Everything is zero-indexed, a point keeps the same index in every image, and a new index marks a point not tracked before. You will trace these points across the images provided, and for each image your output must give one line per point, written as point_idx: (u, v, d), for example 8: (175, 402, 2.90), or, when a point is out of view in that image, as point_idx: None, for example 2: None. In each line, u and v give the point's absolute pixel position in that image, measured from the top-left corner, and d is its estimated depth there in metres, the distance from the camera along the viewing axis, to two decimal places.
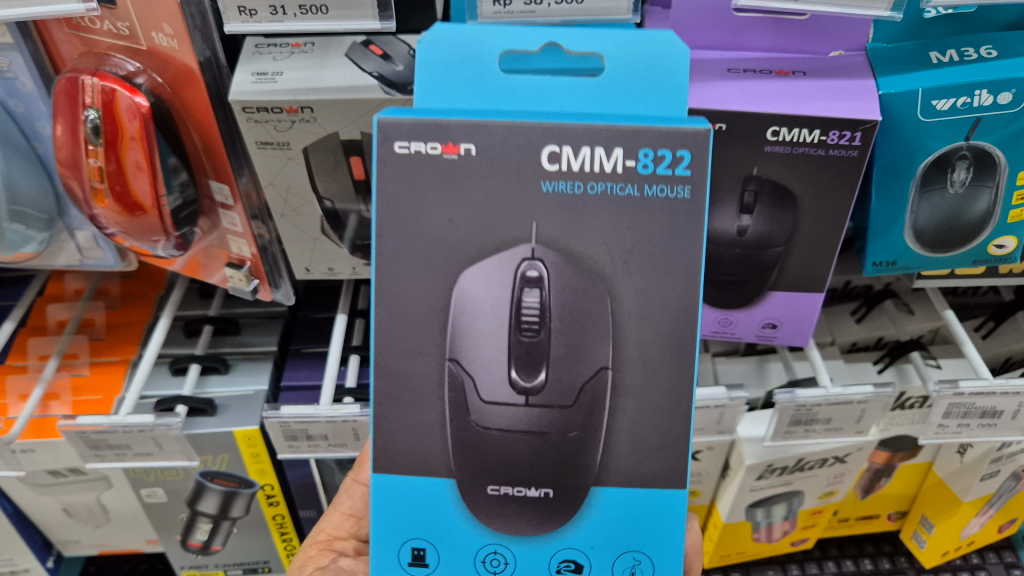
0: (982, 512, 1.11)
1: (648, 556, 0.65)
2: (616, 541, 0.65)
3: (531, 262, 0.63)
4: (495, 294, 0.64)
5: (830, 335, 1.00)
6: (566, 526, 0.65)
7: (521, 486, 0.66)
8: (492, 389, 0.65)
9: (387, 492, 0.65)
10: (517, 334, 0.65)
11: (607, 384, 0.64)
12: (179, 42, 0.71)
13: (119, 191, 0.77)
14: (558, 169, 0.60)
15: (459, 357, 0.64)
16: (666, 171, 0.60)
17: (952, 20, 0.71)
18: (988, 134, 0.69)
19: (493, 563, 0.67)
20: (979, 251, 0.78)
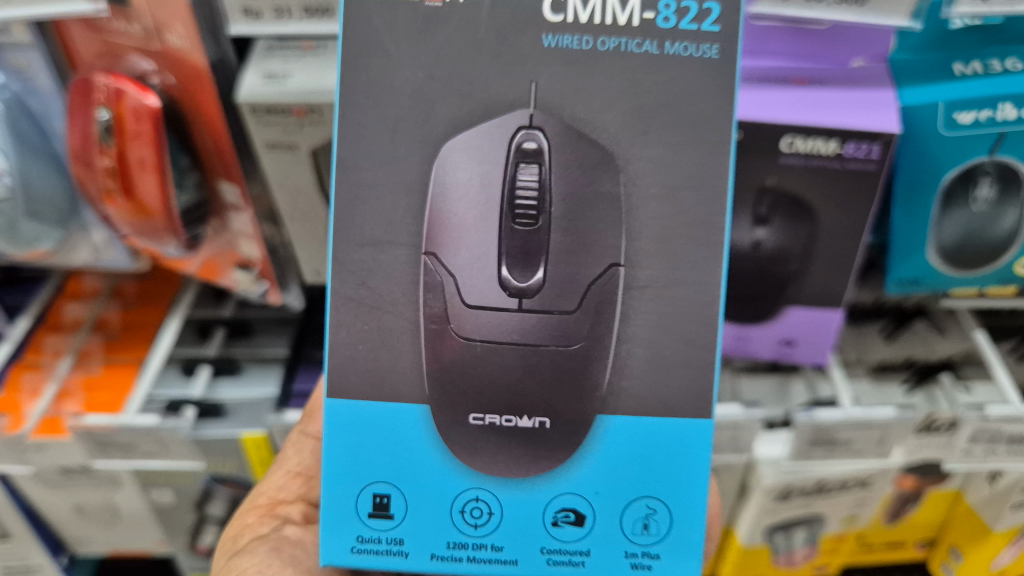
0: (1014, 543, 1.06)
1: (663, 506, 0.62)
2: (627, 486, 0.62)
3: (530, 133, 0.60)
4: (483, 173, 0.61)
5: (855, 354, 0.95)
6: (571, 463, 0.62)
7: (511, 416, 0.62)
8: (477, 294, 0.62)
9: (340, 427, 0.62)
10: (511, 221, 0.61)
11: (618, 282, 0.60)
12: (191, 42, 0.71)
13: (127, 192, 0.77)
14: (564, 20, 0.59)
15: (434, 250, 0.61)
16: (690, 25, 0.59)
17: (979, 31, 0.68)
18: (1013, 149, 0.67)
19: (476, 514, 0.63)
20: (1005, 272, 0.75)
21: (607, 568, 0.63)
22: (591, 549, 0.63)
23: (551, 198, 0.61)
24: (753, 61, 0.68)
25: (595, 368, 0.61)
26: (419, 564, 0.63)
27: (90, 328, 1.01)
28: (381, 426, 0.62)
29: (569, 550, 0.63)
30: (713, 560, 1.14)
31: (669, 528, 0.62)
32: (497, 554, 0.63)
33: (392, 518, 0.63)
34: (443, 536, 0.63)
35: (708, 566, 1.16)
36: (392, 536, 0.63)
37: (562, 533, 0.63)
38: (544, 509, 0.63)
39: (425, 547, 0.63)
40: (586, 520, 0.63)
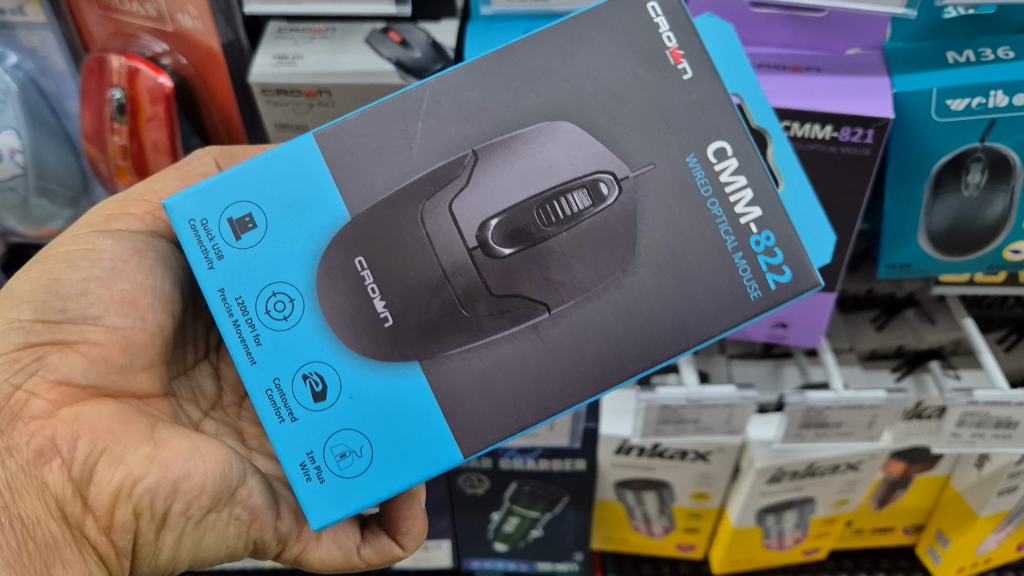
0: (999, 528, 1.09)
1: (370, 448, 0.57)
2: (374, 425, 0.57)
3: (605, 176, 0.58)
4: (560, 163, 0.59)
5: (848, 341, 0.98)
6: (403, 364, 0.57)
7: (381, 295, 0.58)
8: (463, 208, 0.58)
9: (294, 160, 0.59)
10: (535, 206, 0.58)
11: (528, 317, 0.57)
12: (203, 24, 0.72)
13: (139, 168, 0.79)
14: (723, 167, 0.57)
15: (478, 152, 0.58)
16: (765, 260, 0.56)
17: (971, 21, 0.71)
18: (1004, 137, 0.69)
19: (273, 316, 0.59)
20: (994, 257, 0.77)
21: (293, 452, 0.58)
22: (301, 418, 0.58)
23: (571, 224, 0.58)
24: (753, 49, 0.72)
25: (455, 335, 0.58)
26: (205, 282, 0.59)
27: None
28: (299, 196, 0.59)
29: (289, 404, 0.58)
30: (705, 542, 1.16)
31: (362, 469, 0.57)
32: (254, 345, 0.58)
33: (239, 240, 0.59)
34: (253, 290, 0.59)
35: (700, 547, 1.18)
36: (219, 246, 0.59)
37: (298, 388, 0.58)
38: (305, 361, 0.58)
39: (221, 284, 0.59)
40: (328, 394, 0.58)
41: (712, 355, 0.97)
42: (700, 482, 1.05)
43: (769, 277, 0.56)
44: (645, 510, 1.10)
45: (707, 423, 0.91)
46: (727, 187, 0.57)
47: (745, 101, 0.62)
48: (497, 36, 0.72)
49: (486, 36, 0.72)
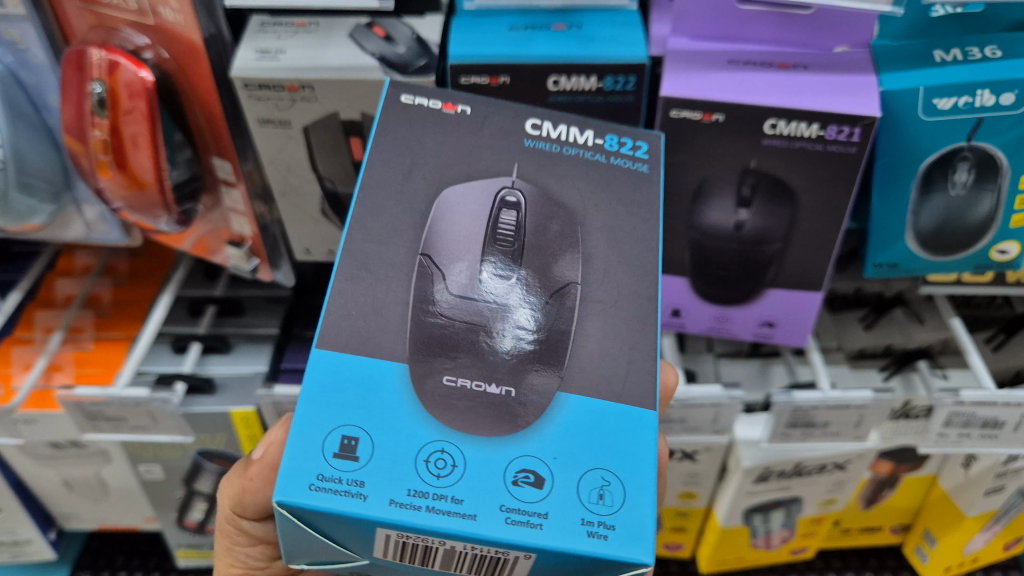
0: (986, 528, 1.09)
1: (617, 477, 0.53)
2: (579, 454, 0.54)
3: (510, 189, 0.59)
4: (469, 209, 0.59)
5: (836, 341, 0.97)
6: (526, 433, 0.54)
7: (480, 382, 0.55)
8: (459, 289, 0.57)
9: (331, 382, 0.53)
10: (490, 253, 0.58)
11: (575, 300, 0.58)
12: (184, 17, 0.71)
13: (121, 165, 0.78)
14: (540, 132, 0.61)
15: (428, 250, 0.57)
16: (628, 152, 0.62)
17: (960, 19, 0.70)
18: (991, 136, 0.68)
19: (440, 466, 0.52)
20: (981, 257, 0.76)
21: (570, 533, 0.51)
22: (550, 513, 0.51)
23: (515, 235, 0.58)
24: (739, 46, 0.71)
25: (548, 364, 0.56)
26: (375, 515, 0.50)
27: (81, 304, 1.02)
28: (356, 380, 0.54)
29: (529, 512, 0.51)
30: (693, 542, 1.16)
31: (622, 501, 0.52)
32: (455, 508, 0.50)
33: (358, 463, 0.51)
34: (404, 481, 0.51)
35: (688, 548, 1.18)
36: (353, 478, 0.51)
37: (520, 494, 0.52)
38: (505, 466, 0.53)
39: (386, 493, 0.50)
40: (546, 483, 0.52)
41: (700, 352, 0.96)
42: (687, 482, 1.04)
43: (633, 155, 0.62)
44: None
45: (693, 422, 0.91)
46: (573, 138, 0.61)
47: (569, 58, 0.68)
48: (481, 29, 0.72)
49: (471, 30, 0.71)
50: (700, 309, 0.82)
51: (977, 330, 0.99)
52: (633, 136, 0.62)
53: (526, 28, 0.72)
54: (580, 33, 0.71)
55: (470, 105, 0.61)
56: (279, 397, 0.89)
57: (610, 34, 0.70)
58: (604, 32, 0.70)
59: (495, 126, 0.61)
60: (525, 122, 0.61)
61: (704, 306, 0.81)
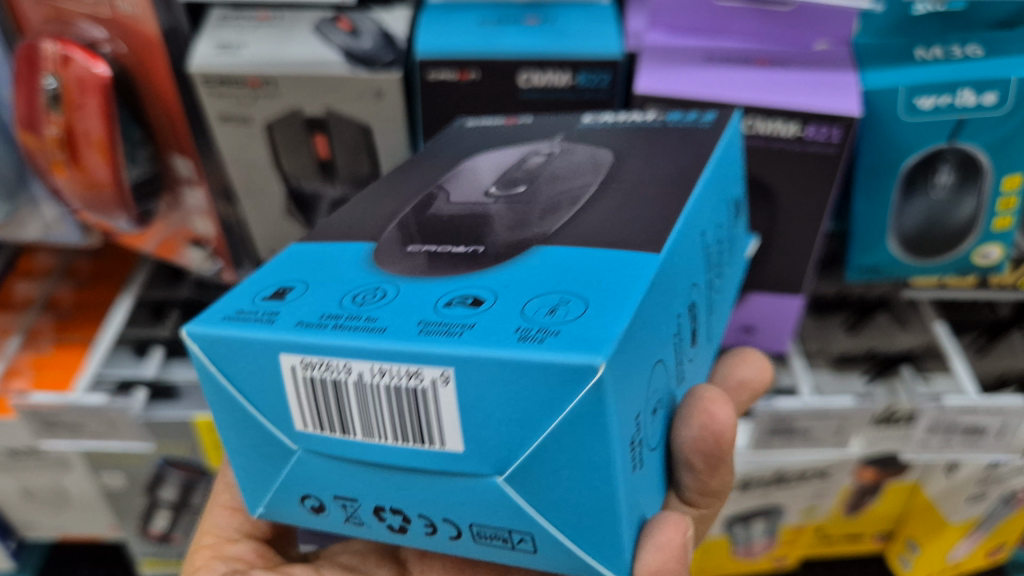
0: (970, 535, 1.07)
1: (577, 298, 0.39)
2: (536, 286, 0.42)
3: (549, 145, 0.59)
4: (500, 160, 0.58)
5: (818, 346, 0.95)
6: (483, 270, 0.44)
7: (451, 245, 0.47)
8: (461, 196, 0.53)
9: (292, 257, 0.50)
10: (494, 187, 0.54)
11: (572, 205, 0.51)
12: (140, 10, 0.69)
13: (76, 164, 0.75)
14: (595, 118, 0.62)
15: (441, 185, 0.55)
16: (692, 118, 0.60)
17: (943, 17, 0.67)
18: (974, 136, 0.66)
19: (369, 297, 0.43)
20: (963, 261, 0.74)
21: (498, 341, 0.37)
22: (477, 321, 0.39)
23: (530, 182, 0.55)
24: (718, 43, 0.69)
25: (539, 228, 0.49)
26: (276, 332, 0.41)
27: (42, 307, 0.99)
28: (319, 256, 0.49)
29: (450, 323, 0.39)
30: None
31: (584, 315, 0.38)
32: (365, 324, 0.41)
33: (376, 303, 0.42)
34: (321, 309, 0.43)
35: None
36: (273, 309, 0.44)
37: (448, 312, 0.41)
38: (437, 297, 0.42)
39: (295, 317, 0.42)
40: (486, 304, 0.41)
41: None
42: None
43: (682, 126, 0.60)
44: None
45: None
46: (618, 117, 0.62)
47: (546, 53, 0.65)
48: (452, 23, 0.70)
49: (441, 25, 0.69)
50: None
51: (959, 334, 0.97)
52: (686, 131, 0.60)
53: (497, 22, 0.69)
54: (558, 27, 0.68)
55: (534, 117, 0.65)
56: None
57: (586, 27, 0.68)
58: (577, 27, 0.68)
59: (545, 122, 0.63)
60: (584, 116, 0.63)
61: None
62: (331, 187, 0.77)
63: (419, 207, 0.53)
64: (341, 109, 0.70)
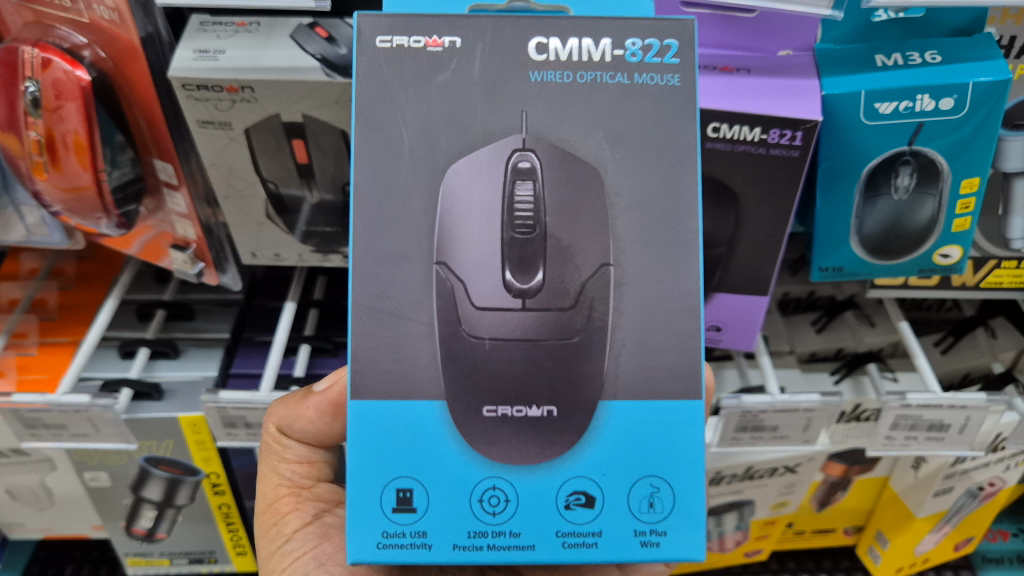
0: (936, 528, 1.10)
1: (666, 483, 0.61)
2: (628, 469, 0.61)
3: (523, 154, 0.61)
4: (484, 196, 0.62)
5: (788, 344, 0.97)
6: (573, 451, 0.61)
7: (520, 406, 0.61)
8: (484, 297, 0.61)
9: (364, 424, 0.60)
10: (511, 231, 0.61)
11: (608, 281, 0.61)
12: (120, 15, 0.70)
13: (58, 168, 0.76)
14: (546, 59, 0.61)
15: (445, 261, 0.61)
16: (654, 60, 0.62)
17: (902, 23, 0.70)
18: (932, 141, 0.69)
19: (495, 503, 0.61)
20: (924, 260, 0.77)
21: (626, 545, 0.61)
22: (601, 530, 0.61)
23: (543, 250, 0.61)
24: None
25: (590, 359, 0.61)
26: (441, 557, 0.60)
27: (26, 308, 0.99)
28: (399, 427, 0.60)
29: (584, 533, 0.61)
30: None
31: (672, 507, 0.61)
32: (514, 541, 0.60)
33: (502, 516, 0.61)
34: (464, 526, 0.60)
35: None
36: (416, 528, 0.60)
37: (574, 516, 0.61)
38: (558, 495, 0.61)
39: (447, 538, 0.60)
40: (597, 502, 0.61)
41: None
42: None
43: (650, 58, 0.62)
44: None
45: None
46: (576, 59, 0.61)
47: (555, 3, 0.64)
48: None
49: None
50: None
51: (926, 332, 1.02)
52: (660, 35, 0.62)
53: None
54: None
55: (459, 36, 0.61)
56: (224, 404, 0.86)
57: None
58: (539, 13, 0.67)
59: (488, 71, 0.61)
60: (528, 45, 0.61)
61: None
62: (312, 192, 0.81)
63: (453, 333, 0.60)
64: (317, 114, 0.72)
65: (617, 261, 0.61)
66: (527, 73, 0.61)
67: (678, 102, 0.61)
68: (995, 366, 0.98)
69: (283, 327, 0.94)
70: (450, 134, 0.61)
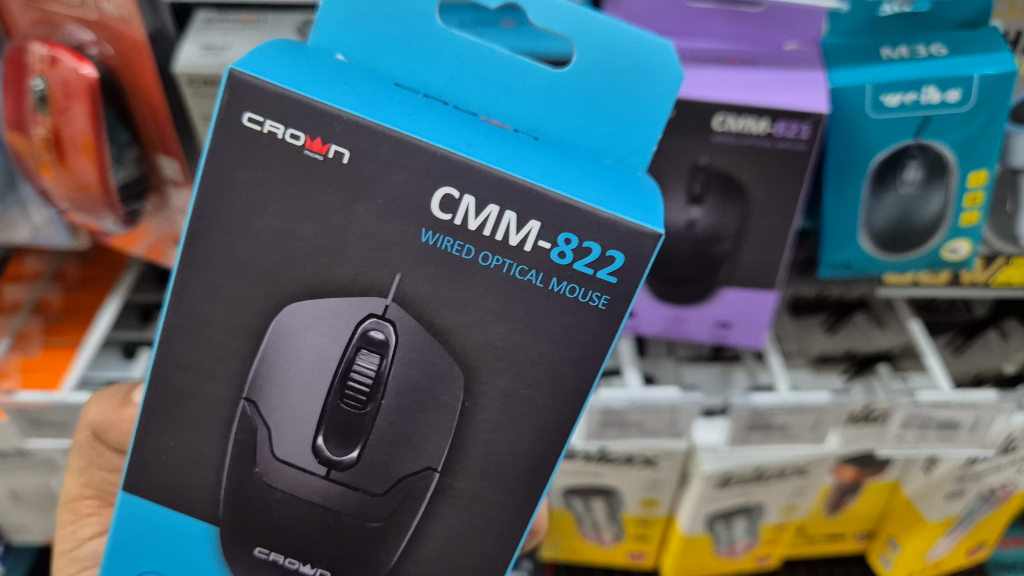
0: (948, 533, 1.09)
1: None
2: None
3: (379, 322, 0.47)
4: (321, 342, 0.49)
5: (797, 345, 0.96)
6: None
7: (293, 559, 0.51)
8: (288, 447, 0.51)
9: (125, 525, 0.51)
10: (339, 398, 0.49)
11: (426, 492, 0.49)
12: (128, 12, 0.70)
13: (63, 165, 0.76)
14: (452, 221, 0.43)
15: (255, 398, 0.49)
16: (585, 268, 0.43)
17: (907, 19, 0.70)
18: (939, 134, 0.68)
19: None
20: (932, 256, 0.76)
21: None
22: None
23: (365, 426, 0.49)
24: (689, 42, 0.70)
25: (384, 552, 0.51)
26: None
27: (30, 311, 0.99)
28: (163, 541, 0.51)
29: None
30: (656, 550, 1.15)
31: None
32: None
33: None
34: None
35: (652, 557, 1.17)
36: None
37: None
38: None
39: None
40: None
41: (658, 357, 0.96)
42: (648, 488, 1.03)
43: (580, 264, 0.43)
44: (595, 516, 1.10)
45: (650, 426, 0.90)
46: (485, 232, 0.43)
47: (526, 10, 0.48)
48: None
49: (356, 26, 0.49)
50: (654, 309, 0.82)
51: (936, 334, 1.00)
52: (608, 238, 0.42)
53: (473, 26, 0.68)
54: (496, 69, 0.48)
55: None
56: None
57: (507, 53, 0.48)
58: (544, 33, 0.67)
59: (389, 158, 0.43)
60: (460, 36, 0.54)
61: (657, 305, 0.81)
62: None
63: (244, 472, 0.51)
64: None
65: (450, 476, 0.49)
66: (420, 230, 0.44)
67: (590, 333, 0.44)
68: (1006, 367, 0.97)
69: None
70: (307, 256, 0.45)
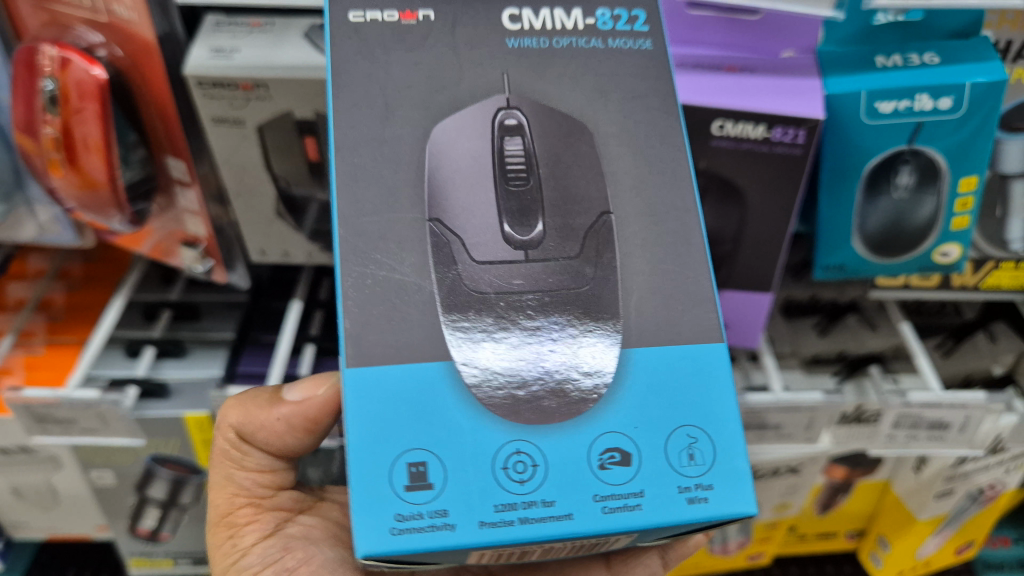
0: (937, 532, 1.11)
1: (632, 437, 0.56)
2: (663, 417, 0.57)
3: (509, 111, 0.60)
4: (472, 147, 0.60)
5: (790, 347, 0.98)
6: (599, 407, 0.57)
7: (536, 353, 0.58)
8: (481, 247, 0.59)
9: (359, 388, 0.54)
10: (506, 183, 0.59)
11: (609, 228, 0.60)
12: (138, 15, 0.71)
13: (72, 164, 0.77)
14: (520, 27, 0.62)
15: (440, 217, 0.58)
16: (625, 27, 0.63)
17: (901, 27, 0.72)
18: (931, 141, 0.70)
19: (519, 467, 0.55)
20: (924, 259, 0.78)
21: (589, 509, 0.54)
22: (556, 497, 0.55)
23: (538, 202, 0.59)
24: (689, 49, 0.71)
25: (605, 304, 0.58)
26: (466, 540, 0.53)
27: (33, 308, 1.00)
28: (395, 391, 0.55)
29: (621, 495, 0.55)
30: None
31: (714, 458, 0.57)
32: (547, 511, 0.54)
33: (433, 490, 0.54)
34: (489, 499, 0.54)
35: None
36: (436, 510, 0.54)
37: (514, 476, 0.55)
38: (588, 450, 0.56)
39: (472, 518, 0.54)
40: (540, 465, 0.55)
41: None
42: None
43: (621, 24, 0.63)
44: None
45: None
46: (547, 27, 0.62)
47: None
48: None
49: None
50: None
51: (926, 336, 1.03)
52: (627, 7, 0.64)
53: None
54: None
55: None
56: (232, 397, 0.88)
57: None
58: None
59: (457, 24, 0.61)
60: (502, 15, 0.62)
61: None
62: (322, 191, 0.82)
63: (448, 274, 0.57)
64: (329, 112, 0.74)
65: (614, 207, 0.60)
66: (505, 38, 0.61)
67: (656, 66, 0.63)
68: (995, 369, 1.00)
69: (290, 325, 0.98)
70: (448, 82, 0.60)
